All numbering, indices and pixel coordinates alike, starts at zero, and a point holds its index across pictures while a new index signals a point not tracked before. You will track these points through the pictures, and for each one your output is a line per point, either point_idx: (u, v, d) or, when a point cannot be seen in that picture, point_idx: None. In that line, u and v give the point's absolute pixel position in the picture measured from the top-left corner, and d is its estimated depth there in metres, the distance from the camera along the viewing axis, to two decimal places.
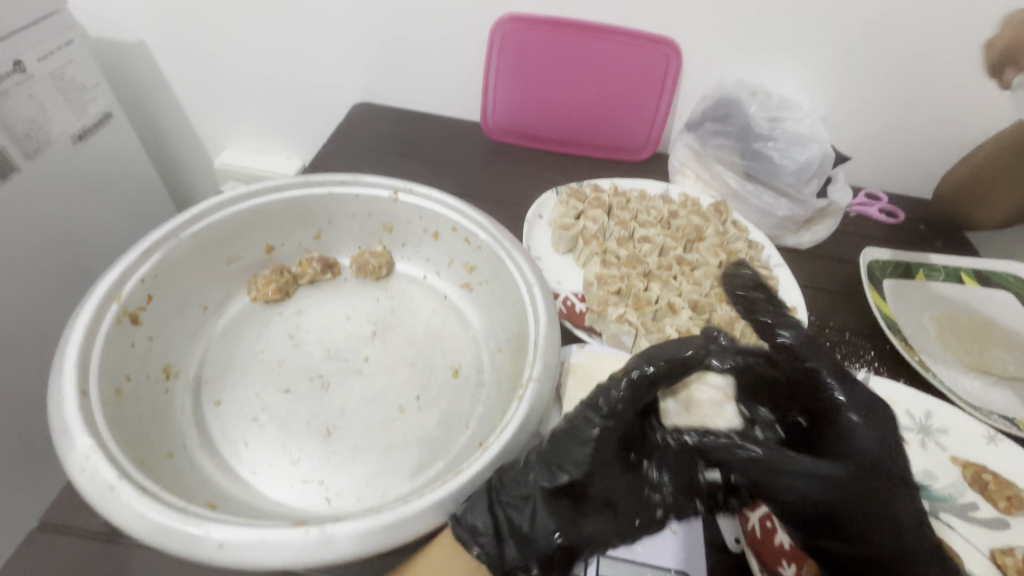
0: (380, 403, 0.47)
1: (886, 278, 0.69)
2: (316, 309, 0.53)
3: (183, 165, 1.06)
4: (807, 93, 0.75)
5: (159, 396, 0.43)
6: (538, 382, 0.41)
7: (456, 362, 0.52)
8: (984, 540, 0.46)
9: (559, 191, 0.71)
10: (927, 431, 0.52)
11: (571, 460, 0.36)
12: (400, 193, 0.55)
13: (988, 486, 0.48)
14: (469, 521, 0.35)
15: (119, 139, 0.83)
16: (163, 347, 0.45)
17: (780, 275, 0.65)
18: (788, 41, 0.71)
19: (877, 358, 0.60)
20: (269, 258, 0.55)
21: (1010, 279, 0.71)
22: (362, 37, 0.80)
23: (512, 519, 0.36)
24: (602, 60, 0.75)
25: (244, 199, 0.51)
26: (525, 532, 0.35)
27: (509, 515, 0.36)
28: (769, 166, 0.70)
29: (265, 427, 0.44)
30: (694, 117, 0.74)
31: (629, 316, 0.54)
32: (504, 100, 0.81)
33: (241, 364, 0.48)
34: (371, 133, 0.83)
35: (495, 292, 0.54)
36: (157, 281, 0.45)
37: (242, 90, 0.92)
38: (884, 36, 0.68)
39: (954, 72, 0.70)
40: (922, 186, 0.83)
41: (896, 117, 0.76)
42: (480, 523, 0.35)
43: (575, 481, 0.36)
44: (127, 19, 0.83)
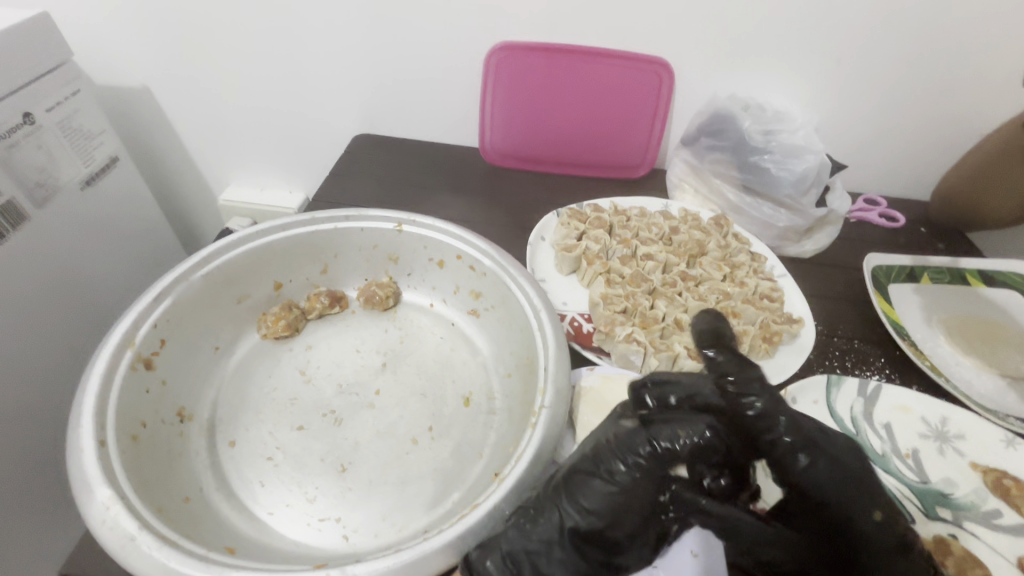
0: (393, 436, 0.47)
1: (891, 283, 0.69)
2: (325, 343, 0.54)
3: (189, 203, 1.08)
4: (800, 104, 0.76)
5: (174, 440, 0.44)
6: (550, 409, 0.41)
7: (467, 390, 0.52)
8: (1010, 548, 0.45)
9: (560, 213, 0.72)
10: (945, 437, 0.52)
11: (593, 503, 0.34)
12: (404, 225, 0.56)
13: (1009, 492, 0.48)
14: (482, 565, 0.34)
15: (126, 182, 0.84)
16: (176, 391, 0.46)
17: (785, 286, 0.65)
18: (778, 55, 0.72)
19: (888, 364, 0.60)
20: (277, 294, 0.56)
21: (1016, 277, 0.71)
22: (360, 72, 0.83)
23: (535, 564, 0.34)
24: (595, 82, 0.77)
25: (252, 239, 0.52)
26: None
27: (532, 560, 0.34)
28: (766, 178, 0.70)
29: (280, 466, 0.44)
30: (689, 133, 0.75)
31: (637, 335, 0.55)
32: (501, 126, 0.82)
33: (254, 403, 0.48)
34: (372, 164, 0.84)
35: (502, 318, 0.54)
36: (170, 325, 0.46)
37: (244, 128, 0.94)
38: (872, 45, 0.70)
39: (943, 76, 0.71)
40: (920, 189, 0.84)
41: (889, 123, 0.77)
42: (492, 566, 0.33)
43: (598, 524, 0.34)
44: (131, 65, 0.86)
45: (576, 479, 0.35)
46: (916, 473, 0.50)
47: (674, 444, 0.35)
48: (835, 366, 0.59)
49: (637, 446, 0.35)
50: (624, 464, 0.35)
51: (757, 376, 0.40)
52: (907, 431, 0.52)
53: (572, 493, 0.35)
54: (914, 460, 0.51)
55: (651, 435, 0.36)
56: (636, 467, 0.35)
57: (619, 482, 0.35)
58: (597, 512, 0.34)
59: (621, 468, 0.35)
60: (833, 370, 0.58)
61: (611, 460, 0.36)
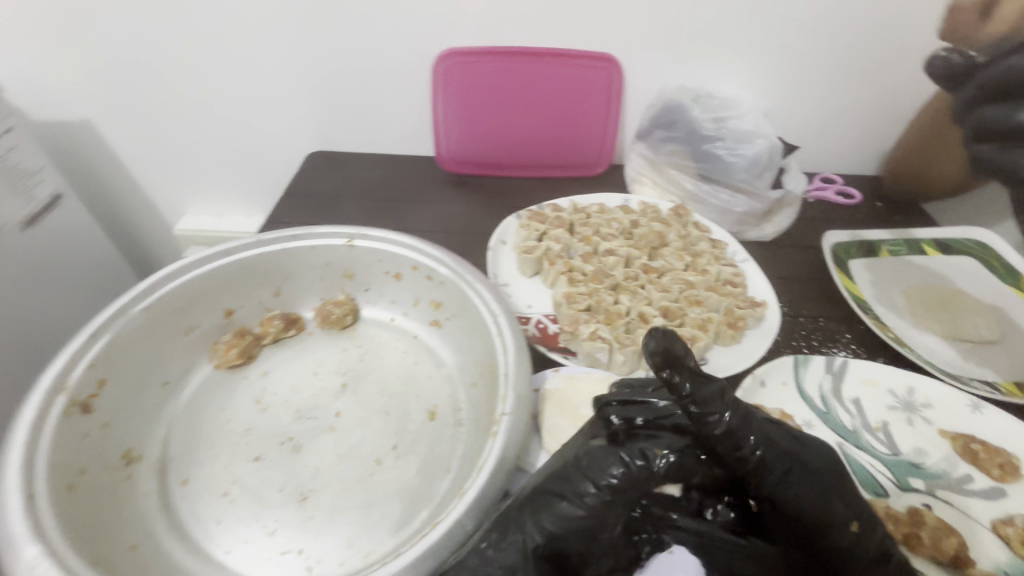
0: (356, 459, 0.45)
1: (851, 259, 0.69)
2: (282, 368, 0.52)
3: (142, 235, 1.04)
4: (748, 90, 0.77)
5: (120, 485, 0.41)
6: (511, 415, 0.40)
7: (432, 404, 0.50)
8: (984, 512, 0.45)
9: (519, 215, 0.71)
10: (913, 408, 0.52)
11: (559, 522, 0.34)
12: (355, 240, 0.55)
13: (978, 456, 0.48)
14: None
15: (71, 219, 0.81)
16: (121, 432, 0.44)
17: (747, 270, 0.65)
18: (723, 43, 0.73)
19: (853, 340, 0.60)
20: (228, 322, 0.54)
21: (970, 243, 0.72)
22: (308, 89, 0.81)
23: None
24: (545, 83, 0.77)
25: (195, 266, 0.50)
26: None
27: None
28: (720, 165, 0.71)
29: (237, 500, 0.42)
30: (643, 126, 0.75)
31: (601, 332, 0.54)
32: (456, 133, 0.81)
33: (207, 438, 0.46)
34: (327, 181, 0.83)
35: (464, 326, 0.53)
36: (109, 364, 0.43)
37: (194, 154, 0.91)
38: (811, 27, 0.71)
39: (883, 52, 0.73)
40: (873, 165, 0.85)
41: (836, 102, 0.78)
42: None
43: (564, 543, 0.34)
44: (69, 98, 0.83)
45: (542, 500, 0.34)
46: (888, 446, 0.50)
47: (647, 463, 0.34)
48: (802, 346, 0.59)
49: (608, 467, 0.34)
50: (595, 486, 0.34)
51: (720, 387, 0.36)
52: (876, 405, 0.53)
53: (538, 513, 0.34)
54: (885, 433, 0.51)
55: (624, 454, 0.35)
56: (603, 490, 0.34)
57: (587, 504, 0.34)
58: (563, 532, 0.33)
59: (592, 489, 0.34)
60: (800, 350, 0.58)
61: (581, 481, 0.34)
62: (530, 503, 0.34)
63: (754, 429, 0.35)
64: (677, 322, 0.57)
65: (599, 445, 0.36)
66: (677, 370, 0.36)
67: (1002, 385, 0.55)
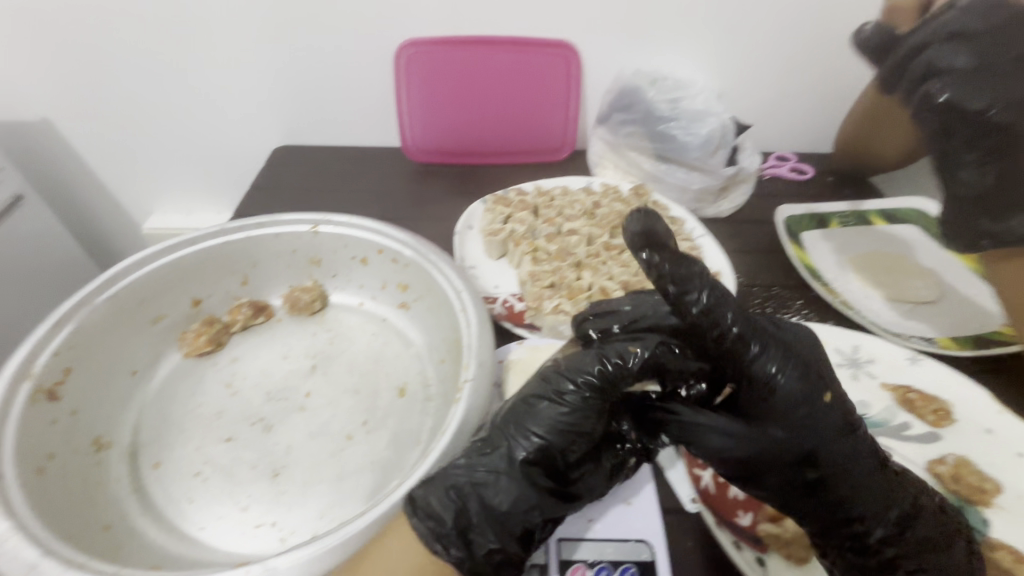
0: (327, 435, 0.46)
1: (804, 231, 0.73)
2: (252, 353, 0.53)
3: (109, 237, 1.03)
4: (702, 73, 0.80)
5: (91, 470, 0.42)
6: (474, 382, 0.42)
7: (402, 382, 0.52)
8: (920, 455, 0.48)
9: (485, 200, 0.72)
10: (857, 364, 0.55)
11: (538, 424, 0.36)
12: (320, 226, 0.56)
13: (914, 404, 0.52)
14: (425, 504, 0.33)
15: (34, 221, 0.80)
16: (90, 420, 0.44)
17: (705, 244, 0.68)
18: (674, 27, 0.76)
19: (804, 306, 0.63)
20: (196, 311, 0.54)
21: (913, 213, 0.76)
22: (271, 83, 0.81)
23: (483, 497, 0.34)
24: (506, 71, 0.78)
25: (159, 256, 0.50)
26: (502, 511, 0.34)
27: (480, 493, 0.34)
28: (676, 145, 0.74)
29: (210, 479, 0.43)
30: (603, 111, 0.77)
31: (564, 306, 0.56)
32: (420, 123, 0.82)
33: (178, 422, 0.46)
34: (294, 175, 0.83)
35: (430, 306, 0.55)
36: (74, 353, 0.44)
37: (159, 153, 0.91)
38: (758, 9, 0.74)
39: (826, 33, 0.76)
40: (824, 142, 0.89)
41: (786, 82, 0.81)
42: (434, 502, 0.33)
43: (546, 447, 0.35)
44: (26, 98, 0.82)
45: (527, 405, 0.37)
46: None
47: (623, 360, 0.37)
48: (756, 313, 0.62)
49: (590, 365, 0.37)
50: (574, 385, 0.36)
51: (699, 269, 0.36)
52: None
53: (522, 420, 0.36)
54: None
55: (601, 353, 0.37)
56: (581, 388, 0.36)
57: (570, 403, 0.36)
58: (546, 434, 0.36)
59: (570, 388, 0.36)
60: None
61: (560, 381, 0.37)
62: (513, 415, 0.37)
63: (731, 308, 0.36)
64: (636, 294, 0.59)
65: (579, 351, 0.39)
66: (656, 252, 0.36)
67: (939, 340, 0.59)
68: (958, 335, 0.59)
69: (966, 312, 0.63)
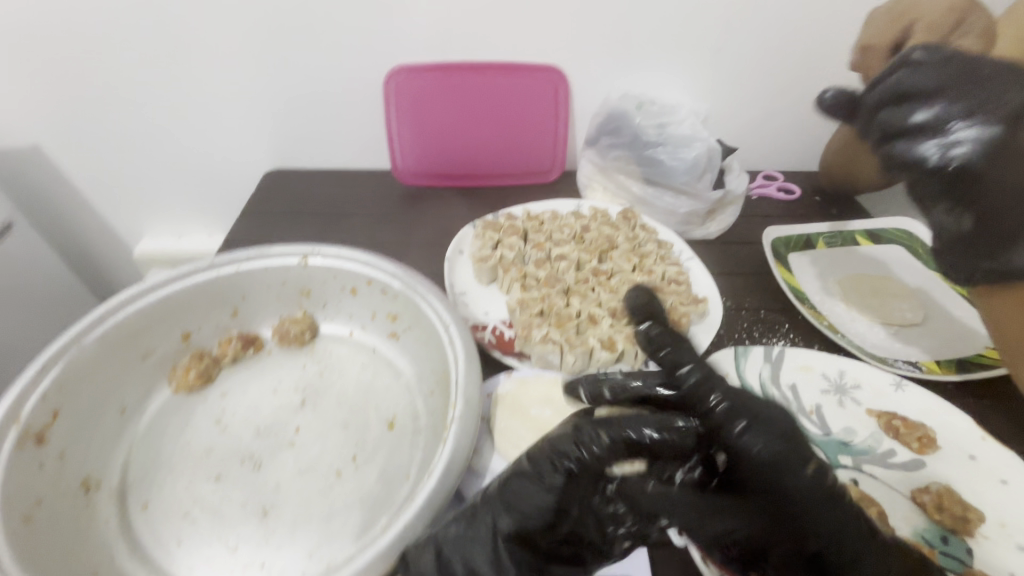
0: (315, 472, 0.47)
1: (790, 252, 0.74)
2: (241, 388, 0.53)
3: (101, 260, 1.03)
4: (688, 95, 0.81)
5: (79, 512, 0.42)
6: (460, 421, 0.42)
7: (391, 414, 0.52)
8: (904, 483, 0.49)
9: (475, 224, 0.73)
10: (844, 390, 0.56)
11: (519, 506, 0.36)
12: (309, 258, 0.56)
13: (899, 431, 0.52)
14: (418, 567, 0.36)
15: (25, 248, 0.81)
16: (78, 461, 0.44)
17: (693, 268, 0.69)
18: (660, 51, 0.77)
19: (791, 329, 0.63)
20: (186, 345, 0.54)
21: (898, 232, 0.77)
22: (262, 108, 0.82)
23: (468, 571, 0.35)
24: (495, 95, 0.79)
25: (149, 293, 0.51)
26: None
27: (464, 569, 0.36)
28: (663, 169, 0.74)
29: (198, 520, 0.43)
30: (591, 134, 0.78)
31: (552, 335, 0.56)
32: (410, 147, 0.83)
33: (167, 461, 0.46)
34: (286, 199, 0.83)
35: (419, 337, 0.55)
36: (62, 394, 0.44)
37: (150, 177, 0.91)
38: (743, 34, 0.75)
39: (810, 56, 0.77)
40: (811, 160, 0.90)
41: (771, 103, 0.82)
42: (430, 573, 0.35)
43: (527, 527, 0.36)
44: (17, 124, 0.82)
45: (511, 484, 0.37)
46: (820, 427, 0.53)
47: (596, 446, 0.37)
48: (744, 337, 0.62)
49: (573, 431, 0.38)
50: (558, 467, 0.37)
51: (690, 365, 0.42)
52: (811, 389, 0.56)
53: (506, 498, 0.37)
54: (818, 415, 0.54)
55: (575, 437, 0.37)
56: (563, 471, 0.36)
57: (549, 483, 0.36)
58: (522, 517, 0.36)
59: (555, 471, 0.37)
60: (742, 342, 0.61)
61: (549, 467, 0.37)
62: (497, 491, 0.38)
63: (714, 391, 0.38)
64: (624, 322, 0.59)
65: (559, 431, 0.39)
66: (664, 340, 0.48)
67: (924, 364, 0.59)
68: (942, 358, 0.60)
69: (950, 335, 0.63)
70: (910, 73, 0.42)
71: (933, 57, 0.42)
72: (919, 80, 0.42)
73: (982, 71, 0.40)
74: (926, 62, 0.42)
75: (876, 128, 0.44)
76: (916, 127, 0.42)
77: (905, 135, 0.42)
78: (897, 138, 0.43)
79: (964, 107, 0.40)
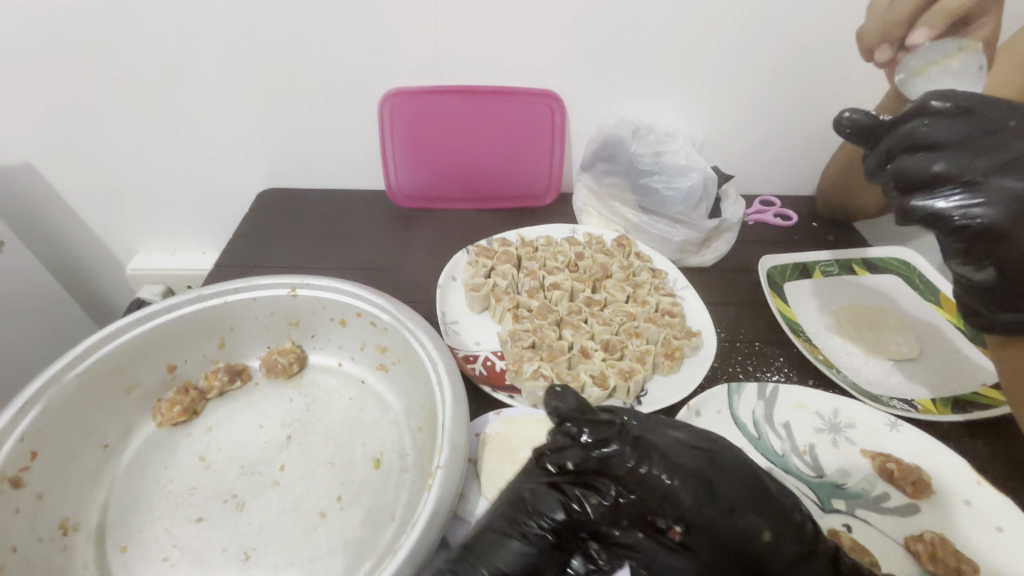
0: (300, 513, 0.46)
1: (785, 281, 0.73)
2: (227, 422, 0.52)
3: (94, 275, 1.02)
4: (684, 121, 0.81)
5: (56, 557, 0.41)
6: (446, 467, 0.41)
7: (378, 451, 0.51)
8: (898, 529, 0.48)
9: (468, 250, 0.73)
10: (838, 429, 0.55)
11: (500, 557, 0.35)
12: (298, 288, 0.56)
13: (893, 475, 0.51)
14: None
15: (17, 266, 0.80)
16: (57, 502, 0.43)
17: (687, 298, 0.68)
18: (657, 77, 0.76)
19: (786, 363, 0.63)
20: (171, 377, 0.54)
21: (894, 261, 0.77)
22: (256, 128, 0.82)
23: None
24: (490, 119, 0.79)
25: (133, 326, 0.50)
26: None
27: None
28: (658, 197, 0.74)
29: (178, 565, 0.42)
30: (586, 159, 0.78)
31: (543, 370, 0.56)
32: (405, 168, 0.82)
33: (148, 501, 0.46)
34: (279, 219, 0.83)
35: (408, 370, 0.54)
36: (41, 434, 0.43)
37: (143, 195, 0.90)
38: (740, 61, 0.74)
39: (807, 83, 0.77)
40: (807, 185, 0.89)
41: (768, 129, 0.82)
42: None
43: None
44: (10, 141, 0.81)
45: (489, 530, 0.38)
46: (813, 468, 0.53)
47: (583, 505, 0.37)
48: (738, 371, 0.61)
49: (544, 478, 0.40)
50: (538, 526, 0.37)
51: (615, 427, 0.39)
52: (804, 428, 0.55)
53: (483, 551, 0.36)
54: (811, 456, 0.53)
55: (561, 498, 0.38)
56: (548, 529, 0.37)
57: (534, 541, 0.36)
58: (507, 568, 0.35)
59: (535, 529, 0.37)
60: (736, 376, 0.61)
61: (527, 520, 0.37)
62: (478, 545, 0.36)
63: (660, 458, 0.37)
64: (617, 355, 0.60)
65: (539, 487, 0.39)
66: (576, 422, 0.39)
67: (919, 403, 0.59)
68: (938, 396, 0.59)
69: (947, 370, 0.63)
70: (927, 127, 0.43)
71: (951, 108, 0.43)
72: (936, 133, 0.43)
73: (996, 123, 0.42)
74: (945, 113, 0.43)
75: (890, 175, 0.46)
76: (934, 178, 0.44)
77: (921, 186, 0.44)
78: (914, 189, 0.45)
79: (982, 163, 0.42)
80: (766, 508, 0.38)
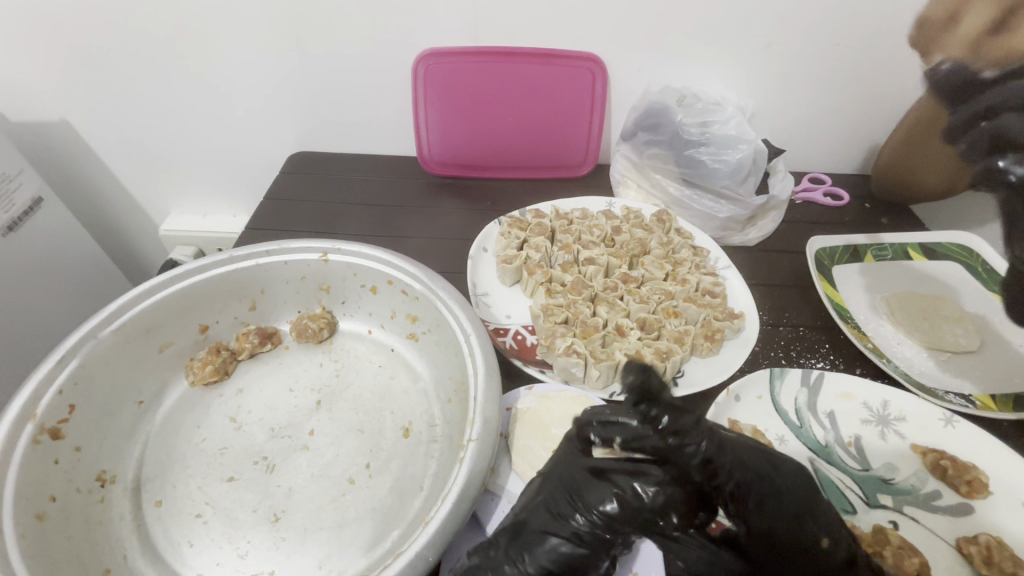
0: (329, 478, 0.46)
1: (835, 265, 0.69)
2: (257, 385, 0.52)
3: (129, 235, 1.04)
4: (734, 90, 0.76)
5: (93, 507, 0.42)
6: (478, 441, 0.40)
7: (407, 421, 0.50)
8: (949, 530, 0.46)
9: (501, 221, 0.70)
10: (886, 421, 0.52)
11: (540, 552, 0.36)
12: (329, 253, 0.55)
13: (947, 472, 0.48)
14: None
15: (54, 223, 0.80)
16: (94, 454, 0.44)
17: (729, 278, 0.65)
18: (709, 42, 0.71)
19: (832, 350, 0.59)
20: (203, 338, 0.54)
21: (954, 246, 0.72)
22: (287, 89, 0.80)
23: None
24: (527, 83, 0.75)
25: (167, 285, 0.50)
26: None
27: None
28: (703, 170, 0.70)
29: (210, 522, 0.42)
30: (627, 128, 0.74)
31: (577, 346, 0.54)
32: (437, 135, 0.80)
33: (181, 458, 0.46)
34: (308, 183, 0.81)
35: (438, 341, 0.53)
36: (78, 388, 0.43)
37: (176, 156, 0.90)
38: (801, 25, 0.69)
39: (874, 51, 0.71)
40: (862, 163, 0.84)
41: (826, 101, 0.76)
42: None
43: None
44: (46, 99, 0.81)
45: (535, 531, 0.37)
46: (859, 461, 0.50)
47: (633, 496, 0.36)
48: (780, 357, 0.58)
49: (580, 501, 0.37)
50: (584, 518, 0.37)
51: (693, 418, 0.36)
52: (850, 418, 0.53)
53: (530, 548, 0.36)
54: (857, 448, 0.51)
55: (611, 487, 0.37)
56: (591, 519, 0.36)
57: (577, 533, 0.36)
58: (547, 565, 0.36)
59: (581, 521, 0.36)
60: (778, 362, 0.58)
61: (569, 508, 0.37)
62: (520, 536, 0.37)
63: (730, 458, 0.36)
64: (653, 334, 0.57)
65: (587, 476, 0.38)
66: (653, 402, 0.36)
67: (977, 398, 0.55)
68: (998, 392, 0.55)
69: (1011, 366, 0.58)
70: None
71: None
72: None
73: None
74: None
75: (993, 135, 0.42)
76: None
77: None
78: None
79: None
80: (825, 513, 0.36)
